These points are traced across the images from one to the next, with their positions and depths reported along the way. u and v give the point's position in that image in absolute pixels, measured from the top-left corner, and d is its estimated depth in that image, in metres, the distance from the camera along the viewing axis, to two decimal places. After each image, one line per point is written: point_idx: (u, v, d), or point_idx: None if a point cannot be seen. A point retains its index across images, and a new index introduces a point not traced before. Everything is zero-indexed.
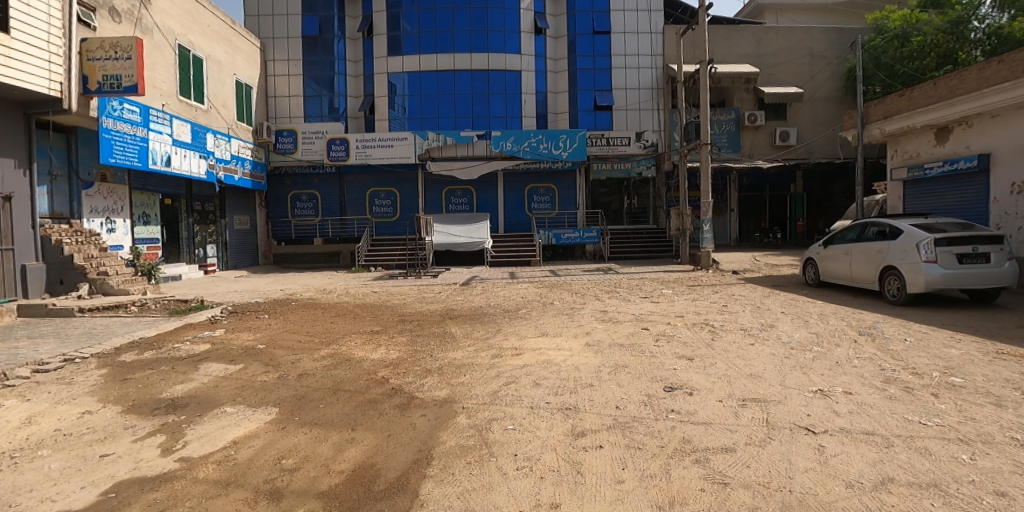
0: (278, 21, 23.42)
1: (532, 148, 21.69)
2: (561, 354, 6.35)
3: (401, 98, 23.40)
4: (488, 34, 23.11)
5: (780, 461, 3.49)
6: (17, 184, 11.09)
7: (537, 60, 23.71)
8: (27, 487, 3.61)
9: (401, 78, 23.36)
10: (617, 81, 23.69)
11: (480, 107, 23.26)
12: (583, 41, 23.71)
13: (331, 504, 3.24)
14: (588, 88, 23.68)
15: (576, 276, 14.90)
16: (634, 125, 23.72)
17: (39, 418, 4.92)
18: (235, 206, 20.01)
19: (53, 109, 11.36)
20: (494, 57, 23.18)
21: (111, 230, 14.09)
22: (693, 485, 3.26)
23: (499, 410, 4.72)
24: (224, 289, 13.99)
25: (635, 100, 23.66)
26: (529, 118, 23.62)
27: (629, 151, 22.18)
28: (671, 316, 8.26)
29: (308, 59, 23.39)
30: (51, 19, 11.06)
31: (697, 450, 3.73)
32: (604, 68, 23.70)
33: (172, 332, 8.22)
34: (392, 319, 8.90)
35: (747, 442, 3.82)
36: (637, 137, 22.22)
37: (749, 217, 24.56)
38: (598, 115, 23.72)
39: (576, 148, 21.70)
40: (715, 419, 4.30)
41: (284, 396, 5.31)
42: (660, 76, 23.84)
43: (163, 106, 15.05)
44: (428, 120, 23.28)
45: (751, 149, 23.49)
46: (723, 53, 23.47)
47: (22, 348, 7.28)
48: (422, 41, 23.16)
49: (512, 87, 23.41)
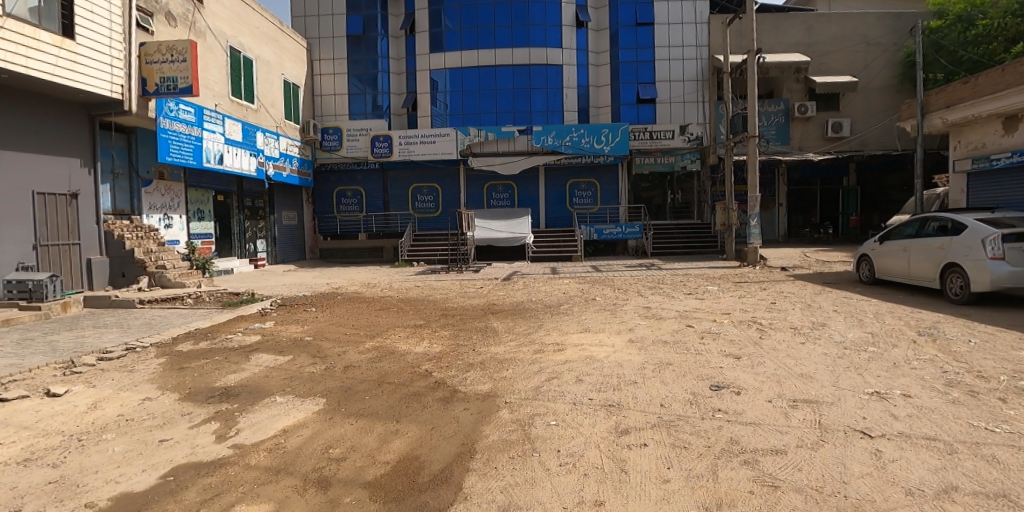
0: (323, 21, 23.89)
1: (574, 142, 21.39)
2: (604, 350, 6.29)
3: (443, 94, 23.66)
4: (529, 29, 23.06)
5: (834, 465, 3.35)
6: (82, 181, 11.72)
7: (579, 54, 23.52)
8: (93, 468, 3.82)
9: (443, 75, 23.61)
10: (660, 73, 23.31)
11: (521, 102, 23.27)
12: (626, 33, 23.35)
13: (377, 494, 3.30)
14: (631, 81, 23.38)
15: (619, 271, 14.70)
16: (679, 118, 23.30)
17: (104, 404, 5.20)
18: (284, 202, 20.70)
19: (115, 110, 11.87)
20: (535, 52, 23.11)
21: (169, 225, 14.70)
22: (742, 487, 3.17)
23: (542, 405, 4.72)
24: (274, 282, 14.48)
25: (679, 92, 23.27)
26: (571, 112, 23.48)
27: (672, 144, 21.66)
28: (717, 313, 8.05)
29: (352, 58, 23.79)
30: (112, 25, 11.58)
31: (746, 452, 3.62)
32: (647, 60, 23.35)
33: (225, 323, 8.54)
34: (435, 313, 9.00)
35: (798, 444, 3.69)
36: (682, 130, 21.63)
37: (799, 212, 23.76)
38: (642, 109, 23.42)
39: (619, 142, 21.31)
40: (763, 419, 4.17)
41: (330, 387, 5.45)
42: (705, 67, 23.31)
43: (216, 106, 15.62)
44: (470, 116, 23.50)
45: (800, 141, 22.62)
46: (772, 42, 22.76)
47: (89, 337, 7.71)
48: (463, 38, 23.33)
49: (553, 81, 23.32)
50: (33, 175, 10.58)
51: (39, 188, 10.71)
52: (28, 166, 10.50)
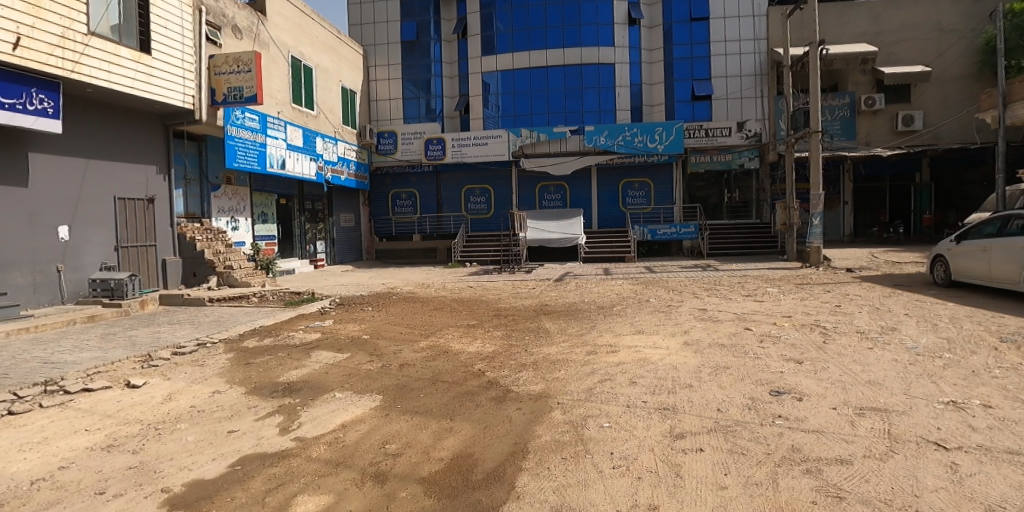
0: (379, 28, 24.61)
1: (627, 141, 21.16)
2: (658, 352, 6.17)
3: (495, 97, 23.89)
4: (580, 28, 22.95)
5: (905, 478, 3.17)
6: (158, 187, 12.52)
7: (631, 51, 23.20)
8: (169, 455, 4.07)
9: (495, 77, 23.86)
10: (716, 69, 22.74)
11: (573, 103, 23.20)
12: (680, 29, 22.89)
13: (431, 490, 3.36)
14: (685, 78, 22.89)
15: (674, 272, 14.40)
16: (736, 115, 22.66)
17: (178, 395, 5.54)
18: (342, 205, 21.43)
19: (187, 119, 12.59)
20: (587, 52, 22.97)
21: (236, 228, 15.47)
22: (804, 497, 3.04)
23: (595, 406, 4.68)
24: (333, 282, 14.98)
25: (736, 88, 22.62)
26: (624, 111, 23.20)
27: (730, 142, 21.15)
28: (777, 316, 7.75)
29: (406, 63, 24.37)
30: (185, 40, 12.33)
31: (808, 460, 3.47)
32: (702, 56, 22.81)
33: (287, 321, 8.92)
34: (487, 313, 9.09)
35: (865, 454, 3.50)
36: (739, 127, 21.17)
37: (867, 210, 22.69)
38: (696, 106, 22.88)
39: (673, 141, 20.95)
40: (827, 427, 3.99)
41: (386, 384, 5.59)
42: (763, 62, 22.58)
43: (278, 113, 16.32)
44: (522, 117, 23.64)
45: (868, 136, 21.51)
46: (835, 32, 21.77)
47: (164, 332, 8.22)
48: (514, 40, 23.49)
49: (605, 80, 23.09)
50: (114, 182, 11.40)
51: (120, 193, 11.53)
52: (110, 173, 11.30)
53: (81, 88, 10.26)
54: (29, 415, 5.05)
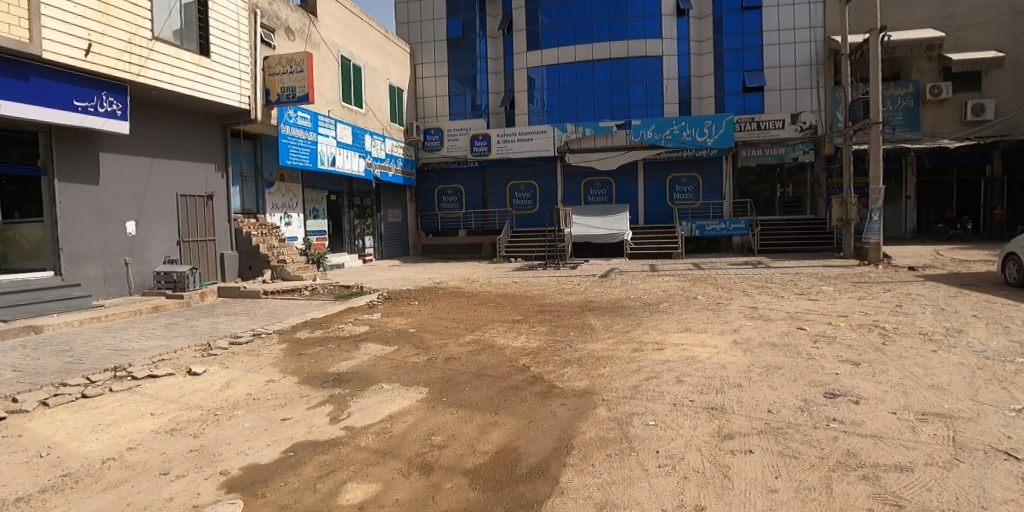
0: (425, 26, 24.90)
1: (674, 136, 20.80)
2: (706, 351, 6.05)
3: (540, 92, 23.85)
4: (627, 21, 22.61)
5: (971, 488, 3.00)
6: (216, 184, 13.10)
7: (680, 43, 22.70)
8: (227, 440, 4.28)
9: (540, 73, 23.82)
10: (769, 59, 22.04)
11: (619, 97, 22.92)
12: (731, 18, 22.24)
13: (476, 482, 3.41)
14: (736, 69, 22.27)
15: (722, 269, 14.06)
16: (790, 107, 21.96)
17: (235, 383, 5.80)
18: (390, 201, 21.93)
19: (244, 119, 13.09)
20: (634, 44, 22.62)
21: (289, 223, 16.04)
22: (860, 504, 2.92)
23: (640, 404, 4.64)
24: (380, 276, 15.34)
25: (790, 79, 21.89)
26: (671, 105, 22.81)
27: (782, 135, 20.56)
28: (833, 315, 7.47)
29: (452, 60, 24.55)
30: (241, 42, 12.84)
31: (865, 466, 3.34)
32: (754, 46, 22.13)
33: (338, 314, 9.21)
34: (532, 308, 9.13)
35: (927, 462, 3.33)
36: (793, 119, 20.48)
37: (931, 206, 21.44)
38: (748, 98, 22.25)
39: (723, 135, 20.46)
40: (886, 433, 3.82)
41: (432, 377, 5.70)
42: (820, 51, 21.78)
43: (329, 112, 16.80)
44: (567, 112, 23.54)
45: (933, 127, 20.34)
46: (898, 18, 20.71)
47: (223, 323, 8.64)
48: (560, 34, 23.38)
49: (652, 73, 22.70)
50: (177, 180, 12.00)
51: (182, 190, 12.13)
52: (173, 171, 11.91)
53: (146, 91, 10.85)
54: (100, 399, 5.39)
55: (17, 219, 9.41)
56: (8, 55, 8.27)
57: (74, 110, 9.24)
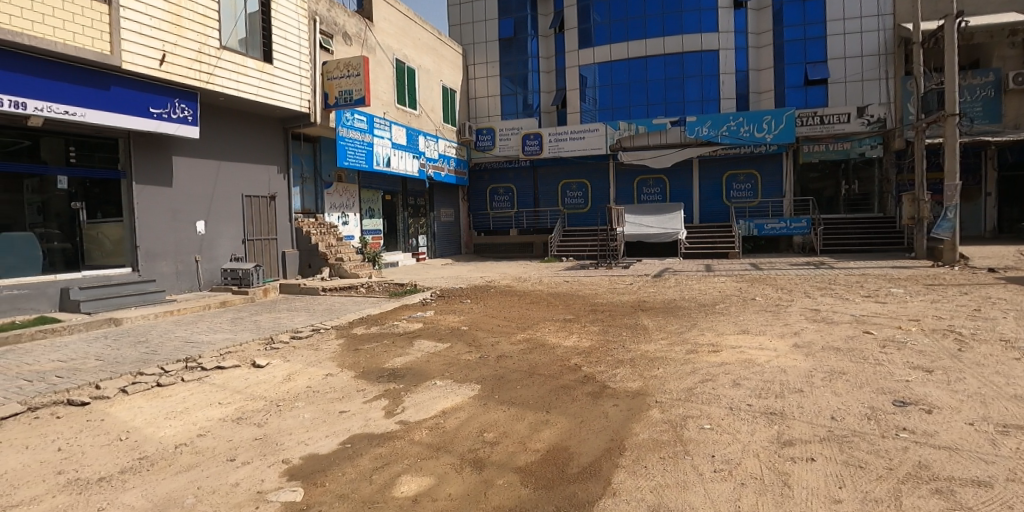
0: (477, 28, 25.13)
1: (731, 132, 20.17)
2: (764, 354, 5.86)
3: (592, 90, 23.72)
4: (682, 15, 22.14)
5: None
6: (278, 185, 13.70)
7: (737, 36, 22.01)
8: (290, 430, 4.49)
9: (592, 70, 23.65)
10: (833, 50, 21.11)
11: (673, 93, 22.46)
12: (791, 9, 21.45)
13: (527, 479, 3.44)
14: (797, 61, 21.46)
15: (782, 270, 13.56)
16: (856, 100, 20.92)
17: (296, 376, 6.07)
18: (443, 201, 22.30)
19: (304, 123, 13.62)
20: (689, 39, 22.12)
21: (346, 223, 16.60)
22: None
23: (695, 407, 4.55)
24: (432, 274, 15.63)
25: (856, 70, 20.88)
26: (728, 100, 22.14)
27: (848, 129, 19.60)
28: (903, 319, 7.08)
29: (504, 60, 24.63)
30: (302, 48, 13.35)
31: (938, 479, 3.16)
32: (817, 37, 21.25)
33: (392, 311, 9.47)
34: (584, 308, 9.10)
35: (1009, 478, 3.12)
36: (860, 112, 19.53)
37: (1013, 202, 19.94)
38: (810, 91, 21.37)
39: (783, 130, 19.62)
40: (962, 445, 3.60)
41: (484, 374, 5.78)
42: (888, 39, 20.69)
43: (384, 114, 17.26)
44: (620, 110, 23.28)
45: (1016, 117, 18.88)
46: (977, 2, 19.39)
47: (284, 318, 9.05)
48: (612, 31, 23.16)
49: (708, 68, 22.12)
50: (242, 181, 12.63)
51: (247, 192, 12.76)
52: (238, 173, 12.54)
53: (214, 97, 11.46)
54: (173, 388, 5.76)
55: (100, 219, 9.92)
56: (93, 66, 8.94)
57: (150, 116, 9.90)
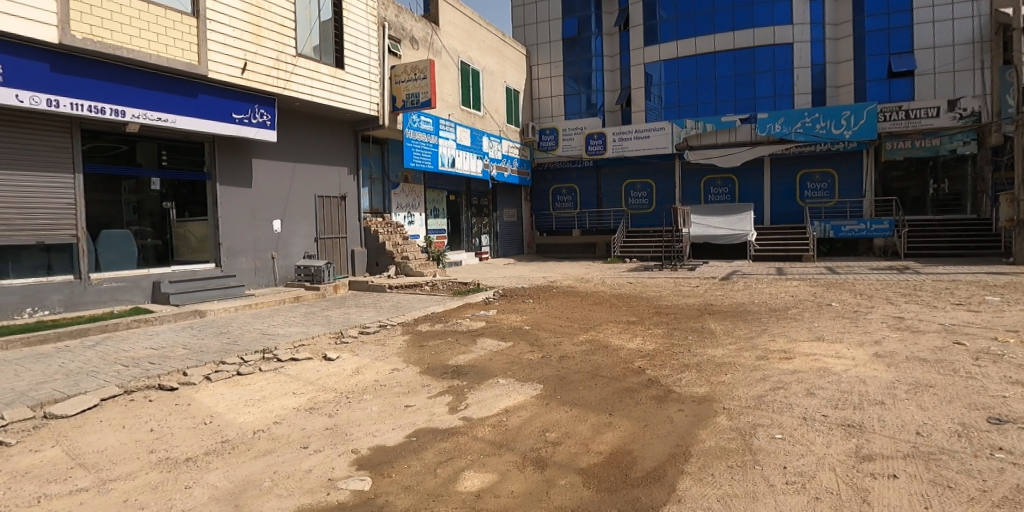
0: (541, 28, 24.92)
1: (806, 128, 19.23)
2: (841, 363, 5.59)
3: (658, 88, 23.30)
4: (753, 8, 21.41)
5: None
6: (348, 185, 14.27)
7: (814, 28, 20.99)
8: (360, 421, 4.72)
9: (657, 68, 23.27)
10: (921, 39, 19.76)
11: (744, 89, 21.73)
12: None
13: (590, 481, 3.46)
14: (880, 53, 20.21)
15: (862, 274, 12.84)
16: (947, 92, 19.44)
17: (364, 370, 6.35)
18: (506, 201, 22.51)
19: (373, 125, 14.16)
20: (761, 33, 21.33)
21: (411, 222, 17.12)
22: None
23: (766, 415, 4.42)
24: (495, 274, 15.87)
25: (948, 60, 19.43)
26: (803, 95, 21.18)
27: (937, 124, 18.14)
28: (1001, 330, 6.55)
29: (567, 59, 24.31)
30: (371, 53, 13.84)
31: None
32: (903, 26, 19.96)
33: (456, 309, 9.70)
34: (648, 310, 8.98)
35: None
36: (951, 105, 18.01)
37: None
38: (894, 85, 20.11)
39: (864, 126, 18.57)
40: None
41: (547, 374, 5.83)
42: (984, 26, 19.10)
43: (449, 116, 17.62)
44: (686, 108, 22.77)
45: None
46: None
47: (354, 313, 9.47)
48: (679, 27, 22.75)
49: (781, 63, 21.21)
50: (315, 183, 13.25)
51: (319, 192, 13.38)
52: (312, 175, 13.17)
53: (290, 102, 12.08)
54: (252, 377, 6.17)
55: (188, 218, 10.78)
56: (181, 76, 9.64)
57: (232, 121, 10.53)
